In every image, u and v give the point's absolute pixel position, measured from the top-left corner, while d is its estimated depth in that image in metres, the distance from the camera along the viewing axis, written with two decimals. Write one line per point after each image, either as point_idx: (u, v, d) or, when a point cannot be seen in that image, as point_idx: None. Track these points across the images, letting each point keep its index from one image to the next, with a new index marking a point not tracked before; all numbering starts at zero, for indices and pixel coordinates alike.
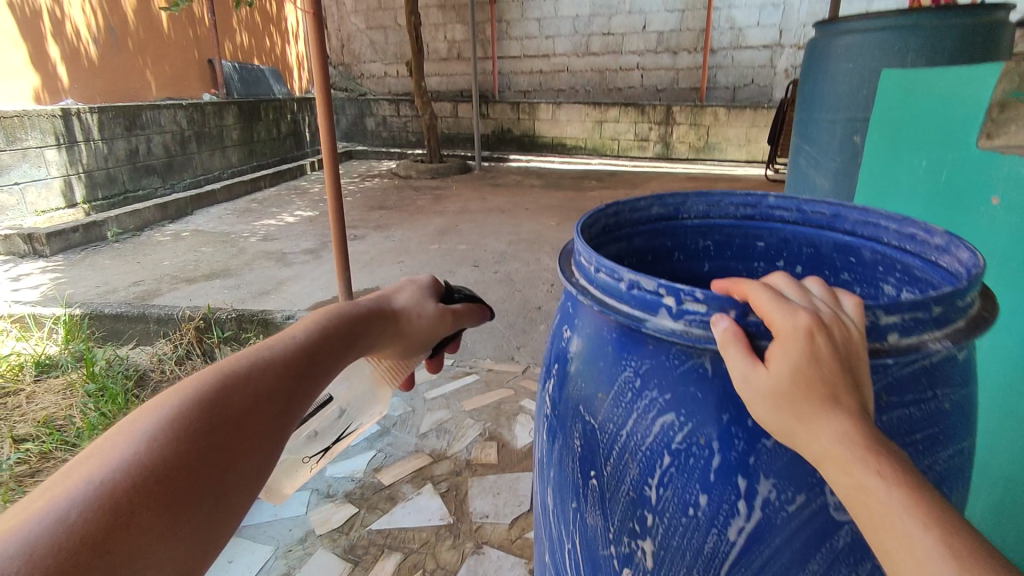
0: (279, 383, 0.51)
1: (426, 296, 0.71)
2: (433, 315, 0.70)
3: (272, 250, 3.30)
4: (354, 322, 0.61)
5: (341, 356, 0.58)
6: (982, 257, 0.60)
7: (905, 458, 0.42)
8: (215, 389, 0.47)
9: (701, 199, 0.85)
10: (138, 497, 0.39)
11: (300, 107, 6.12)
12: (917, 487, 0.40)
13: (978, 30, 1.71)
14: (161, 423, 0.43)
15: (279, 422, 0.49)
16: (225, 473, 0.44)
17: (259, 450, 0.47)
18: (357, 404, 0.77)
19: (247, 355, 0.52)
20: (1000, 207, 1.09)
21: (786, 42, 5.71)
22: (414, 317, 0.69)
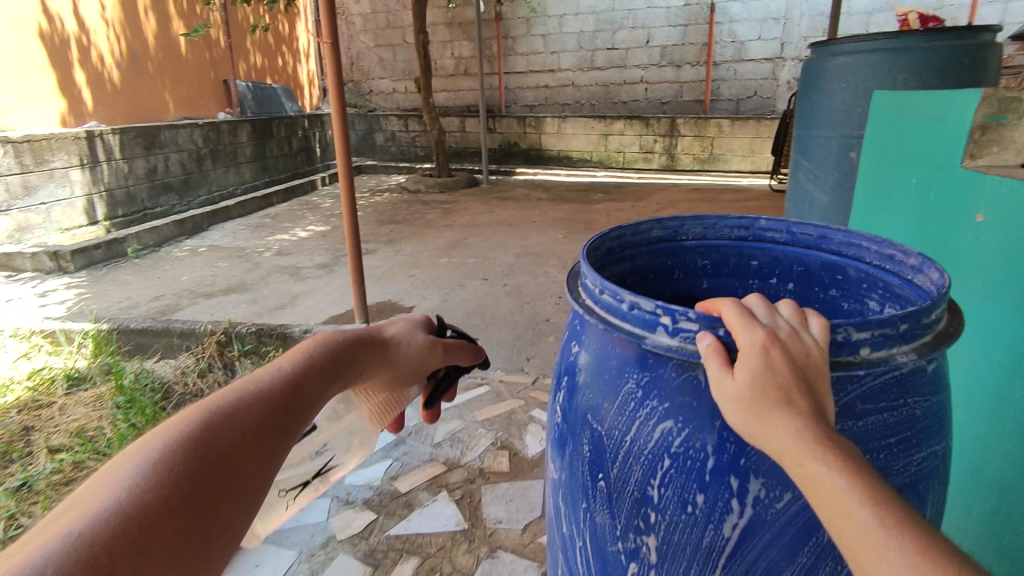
0: (281, 402, 0.55)
1: (416, 330, 0.77)
2: (422, 346, 0.76)
3: (287, 265, 3.39)
4: (347, 348, 0.66)
5: (335, 379, 0.62)
6: (948, 277, 0.67)
7: (849, 448, 0.48)
8: (225, 409, 0.51)
9: (698, 222, 0.92)
10: (161, 504, 0.42)
11: (311, 124, 6.26)
12: (857, 472, 0.46)
13: (966, 52, 1.79)
14: (178, 440, 0.47)
15: (282, 436, 0.53)
16: (238, 484, 0.47)
17: (266, 461, 0.51)
18: (341, 439, 0.80)
19: (250, 381, 0.55)
20: (984, 224, 1.15)
21: (788, 55, 5.79)
22: (405, 348, 0.74)
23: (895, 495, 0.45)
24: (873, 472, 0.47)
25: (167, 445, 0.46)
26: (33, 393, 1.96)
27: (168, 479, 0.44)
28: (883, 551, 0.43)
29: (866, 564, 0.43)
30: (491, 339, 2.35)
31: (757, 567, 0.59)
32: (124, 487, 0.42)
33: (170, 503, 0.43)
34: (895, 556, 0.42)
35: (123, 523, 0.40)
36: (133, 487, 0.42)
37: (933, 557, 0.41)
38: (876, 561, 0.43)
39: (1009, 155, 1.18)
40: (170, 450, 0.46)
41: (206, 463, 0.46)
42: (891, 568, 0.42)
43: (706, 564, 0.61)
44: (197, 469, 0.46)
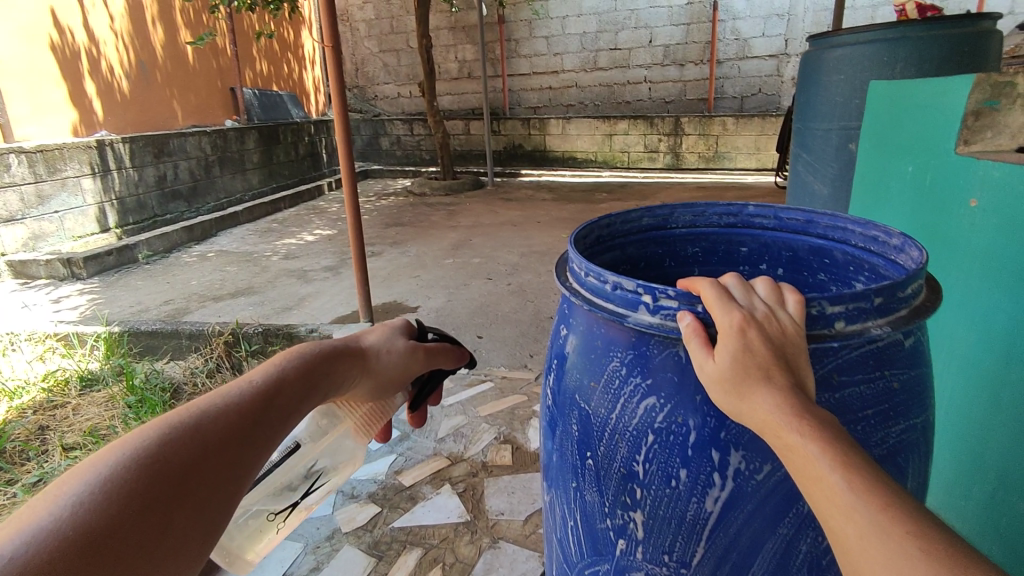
0: (248, 419, 0.51)
1: (397, 335, 0.73)
2: (404, 354, 0.72)
3: (294, 268, 3.43)
4: (326, 359, 0.62)
5: (310, 395, 0.58)
6: (927, 254, 0.68)
7: (824, 416, 0.49)
8: (185, 423, 0.47)
9: (687, 210, 0.94)
10: (103, 530, 0.39)
11: (316, 129, 6.35)
12: (831, 439, 0.47)
13: (966, 40, 1.79)
14: (130, 457, 0.43)
15: (248, 457, 0.49)
16: (197, 507, 0.44)
17: (226, 485, 0.46)
18: (326, 457, 0.77)
19: (217, 395, 0.52)
20: (979, 209, 1.16)
21: (792, 51, 5.77)
22: (386, 356, 0.71)
23: (862, 455, 0.46)
24: (845, 435, 0.48)
25: (120, 463, 0.43)
26: (47, 394, 2.01)
27: (116, 504, 0.40)
28: (851, 510, 0.44)
29: (834, 523, 0.45)
30: (494, 337, 2.37)
31: (739, 539, 0.61)
32: (67, 510, 0.39)
33: (116, 531, 0.39)
34: (862, 516, 0.43)
35: (59, 552, 0.37)
36: (73, 512, 0.39)
37: (894, 512, 0.42)
38: (842, 519, 0.44)
39: (1002, 140, 1.19)
40: (120, 470, 0.42)
41: (158, 483, 0.43)
42: (856, 526, 0.43)
43: (690, 538, 0.62)
44: (149, 489, 0.42)
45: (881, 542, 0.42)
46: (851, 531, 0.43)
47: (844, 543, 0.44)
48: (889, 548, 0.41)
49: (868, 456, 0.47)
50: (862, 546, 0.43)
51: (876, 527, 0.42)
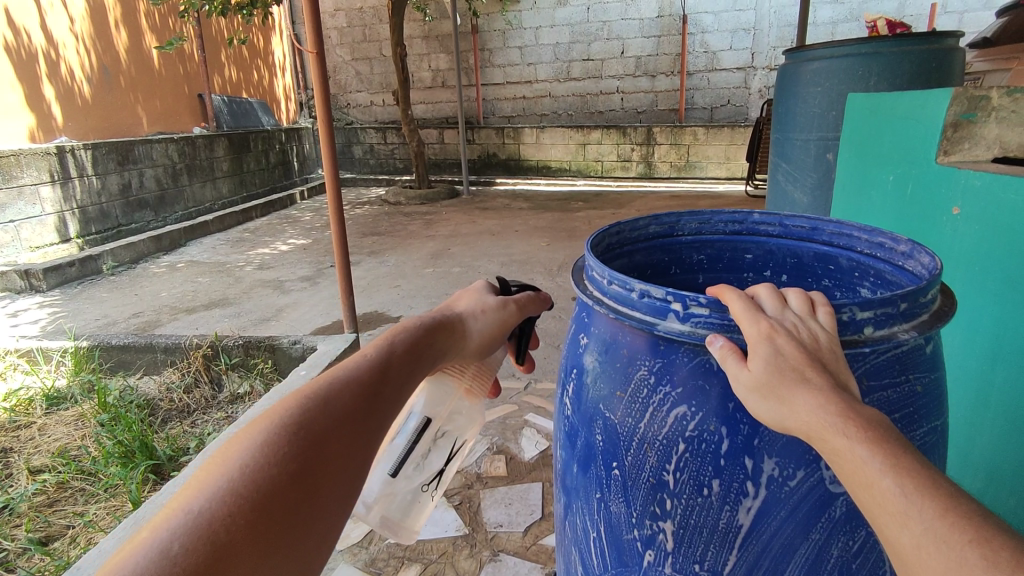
0: (370, 389, 0.55)
1: (485, 296, 0.73)
2: (498, 313, 0.72)
3: (269, 278, 3.35)
4: (432, 328, 0.65)
5: (422, 362, 0.62)
6: (940, 260, 0.69)
7: (869, 417, 0.50)
8: (319, 393, 0.53)
9: (693, 217, 0.95)
10: (266, 492, 0.45)
11: (287, 137, 6.26)
12: (880, 443, 0.48)
13: (934, 56, 1.87)
14: (276, 428, 0.49)
15: (373, 423, 0.54)
16: (337, 471, 0.49)
17: (359, 449, 0.52)
18: (455, 423, 0.79)
19: (341, 366, 0.57)
20: (960, 216, 1.20)
21: (758, 64, 5.93)
22: (481, 318, 0.71)
23: (918, 458, 0.47)
24: (897, 437, 0.49)
25: (270, 430, 0.49)
26: (9, 414, 1.92)
27: (271, 466, 0.46)
28: (906, 516, 0.45)
29: (889, 532, 0.46)
30: None
31: (771, 547, 0.61)
32: (233, 471, 0.45)
33: (275, 492, 0.45)
34: (918, 521, 0.44)
35: (237, 509, 0.43)
36: (240, 474, 0.45)
37: (951, 519, 0.43)
38: (897, 526, 0.45)
39: (980, 152, 1.25)
40: (271, 439, 0.48)
41: (303, 449, 0.48)
42: (911, 534, 0.44)
43: (723, 546, 0.62)
44: (297, 455, 0.48)
45: (941, 551, 0.42)
46: (906, 538, 0.44)
47: (900, 551, 0.45)
48: (949, 557, 0.42)
49: (922, 458, 0.47)
50: (920, 554, 0.44)
51: (934, 536, 0.43)
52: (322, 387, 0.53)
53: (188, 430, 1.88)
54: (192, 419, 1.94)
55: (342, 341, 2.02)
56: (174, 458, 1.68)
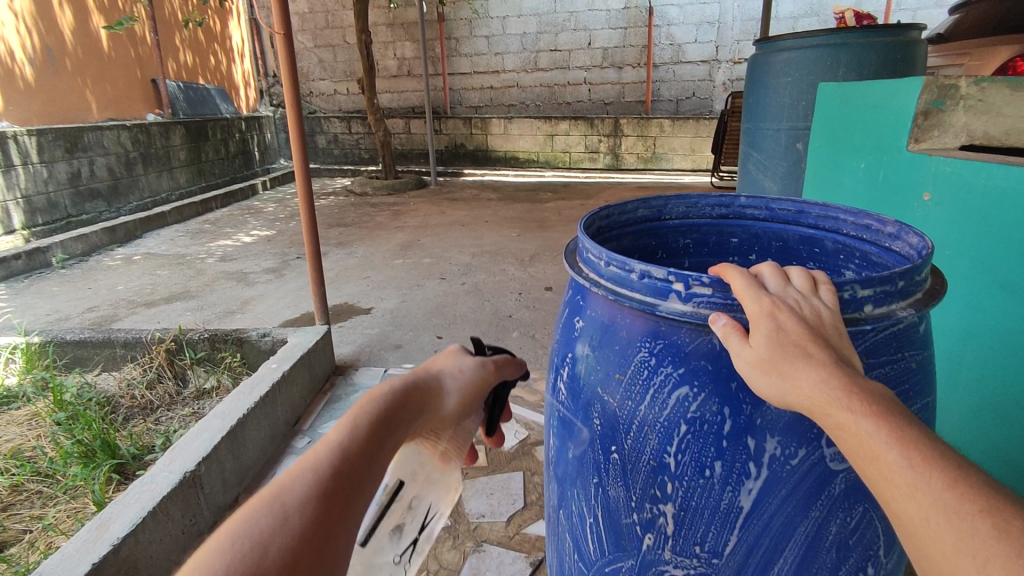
0: (335, 481, 0.48)
1: (460, 356, 0.68)
2: (476, 371, 0.67)
3: (232, 270, 3.24)
4: (404, 397, 0.58)
5: (392, 438, 0.54)
6: (930, 241, 0.70)
7: (874, 391, 0.49)
8: (273, 497, 0.45)
9: (680, 201, 0.94)
10: None
11: (247, 126, 6.07)
12: (884, 415, 0.47)
13: (899, 48, 1.91)
14: (222, 548, 0.41)
15: (339, 520, 0.46)
16: None
17: (325, 557, 0.44)
18: (431, 490, 0.66)
19: (301, 458, 0.49)
20: (932, 202, 1.23)
21: (722, 57, 6.00)
22: (458, 380, 0.65)
23: (923, 430, 0.46)
24: (902, 411, 0.48)
25: (214, 554, 0.41)
26: None
27: None
28: (914, 488, 0.44)
29: (895, 504, 0.45)
30: (455, 337, 2.33)
31: (772, 526, 0.61)
32: None
33: None
34: (926, 493, 0.43)
35: None
36: None
37: (961, 489, 0.42)
38: (905, 499, 0.44)
39: (948, 139, 1.28)
40: (210, 570, 0.40)
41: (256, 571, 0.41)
42: (920, 506, 0.43)
43: (724, 527, 0.62)
44: None
45: (951, 521, 0.42)
46: (914, 511, 0.44)
47: (907, 523, 0.44)
48: (959, 528, 0.41)
49: (926, 430, 0.47)
50: (928, 525, 0.43)
51: (944, 506, 0.42)
52: (275, 489, 0.46)
53: (151, 428, 1.80)
54: (155, 416, 1.87)
55: (314, 334, 1.95)
56: (138, 457, 1.61)
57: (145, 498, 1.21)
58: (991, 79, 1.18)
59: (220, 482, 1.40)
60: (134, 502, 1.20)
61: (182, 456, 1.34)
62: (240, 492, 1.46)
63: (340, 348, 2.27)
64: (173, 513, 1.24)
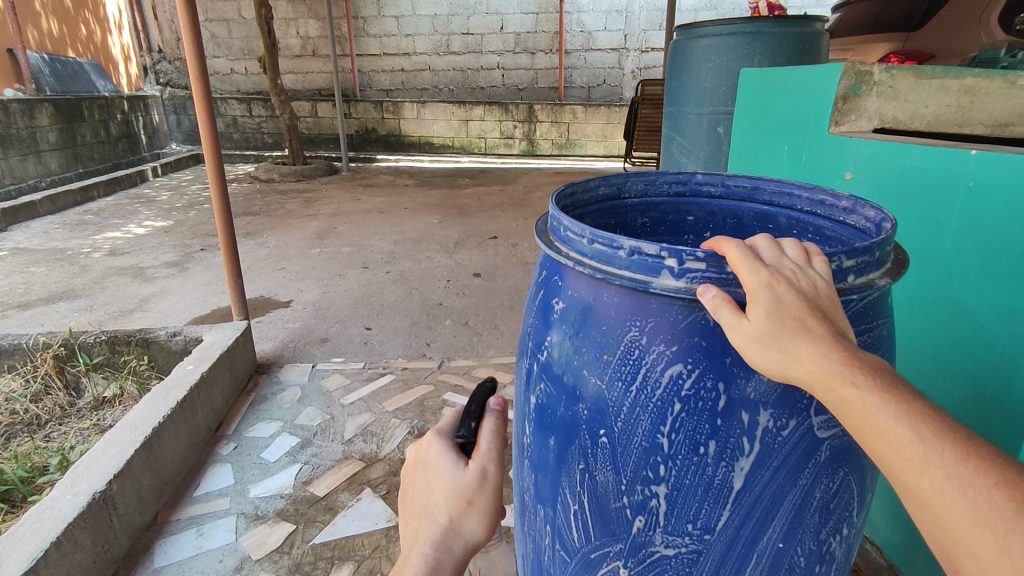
0: None
1: (457, 481, 0.68)
2: (483, 491, 0.68)
3: (126, 265, 2.91)
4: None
5: None
6: (888, 213, 0.72)
7: (873, 363, 0.50)
8: None
9: (640, 178, 0.92)
10: None
11: (130, 106, 5.50)
12: (889, 389, 0.47)
13: (806, 38, 2.04)
14: None
15: None
16: None
17: None
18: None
19: None
20: (853, 180, 1.28)
21: (630, 46, 6.16)
22: (474, 513, 0.68)
23: (929, 404, 0.46)
24: (905, 384, 0.48)
25: None
26: None
27: None
28: (927, 463, 0.44)
29: (905, 478, 0.45)
30: (385, 328, 2.23)
31: (763, 497, 0.62)
32: None
33: None
34: (940, 467, 0.43)
35: None
36: None
37: (975, 462, 0.43)
38: (916, 473, 0.45)
39: (864, 123, 1.34)
40: None
41: None
42: (932, 480, 0.44)
43: (716, 503, 0.62)
44: None
45: (965, 494, 0.42)
46: (927, 485, 0.44)
47: (918, 497, 0.45)
48: (976, 501, 0.42)
49: (930, 403, 0.47)
50: (942, 501, 0.43)
51: (957, 480, 0.43)
52: None
53: (41, 446, 1.59)
54: (45, 433, 1.66)
55: (232, 331, 1.79)
56: (28, 480, 1.41)
57: (45, 527, 1.05)
58: (900, 67, 1.27)
59: (136, 501, 1.25)
60: (32, 533, 1.03)
61: (87, 475, 1.18)
62: (158, 510, 1.31)
63: (260, 344, 2.11)
64: (81, 541, 1.09)
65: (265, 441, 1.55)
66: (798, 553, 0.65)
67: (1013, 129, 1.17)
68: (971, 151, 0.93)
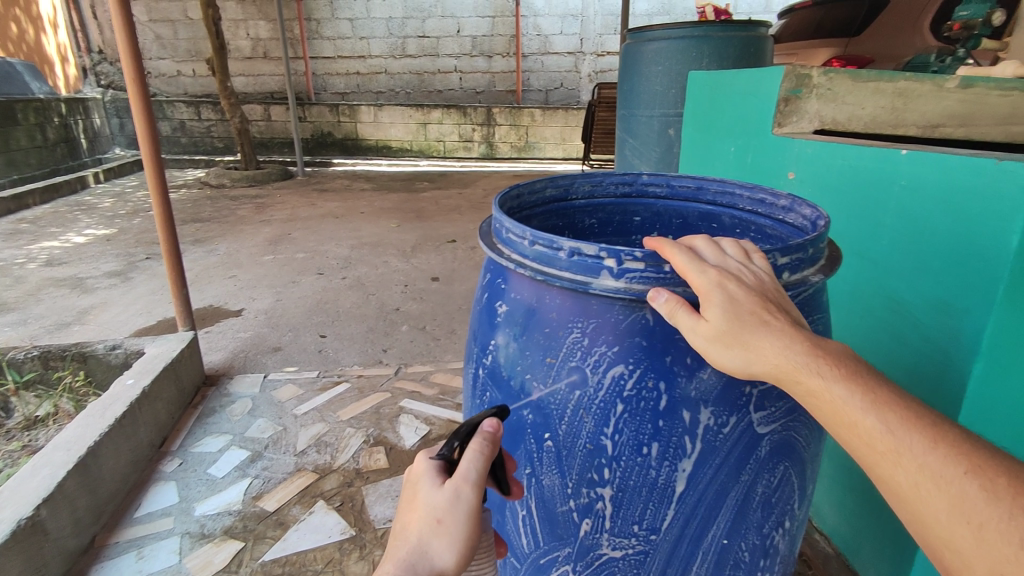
0: None
1: (428, 499, 0.54)
2: (457, 512, 0.53)
3: (63, 276, 2.78)
4: None
5: None
6: (823, 211, 0.74)
7: (835, 351, 0.50)
8: None
9: (586, 180, 0.92)
10: None
11: (68, 109, 5.26)
12: (853, 378, 0.48)
13: (752, 43, 2.10)
14: None
15: None
16: None
17: None
18: None
19: None
20: (796, 180, 1.31)
21: (587, 50, 6.22)
22: (443, 535, 0.53)
23: (893, 390, 0.47)
24: (873, 372, 0.49)
25: None
26: None
27: None
28: (900, 454, 0.44)
29: (881, 471, 0.45)
30: (340, 335, 2.18)
31: (706, 494, 0.62)
32: None
33: None
34: (913, 458, 0.44)
35: None
36: None
37: (944, 449, 0.43)
38: (890, 465, 0.45)
39: (804, 125, 1.37)
40: None
41: None
42: (907, 472, 0.44)
43: (661, 502, 0.62)
44: None
45: (938, 484, 0.42)
46: (902, 477, 0.44)
47: (894, 489, 0.45)
48: (950, 492, 0.42)
49: (895, 388, 0.48)
50: (918, 493, 0.43)
51: (928, 470, 0.43)
52: None
53: None
54: None
55: (177, 342, 1.72)
56: None
57: None
58: (838, 71, 1.30)
59: (70, 524, 1.18)
60: None
61: (14, 500, 1.10)
62: (96, 532, 1.25)
63: (209, 355, 2.04)
64: (8, 571, 1.03)
65: (213, 456, 1.49)
66: (742, 548, 0.66)
67: (942, 129, 1.23)
68: (901, 150, 0.97)
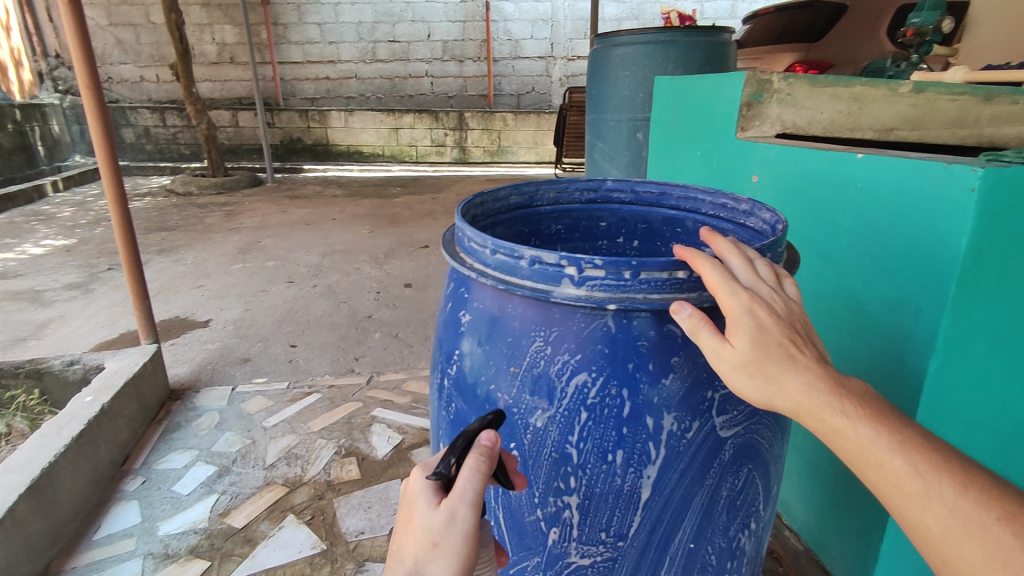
0: None
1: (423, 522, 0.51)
2: (454, 534, 0.51)
3: (19, 289, 2.68)
4: None
5: None
6: (781, 216, 0.75)
7: (856, 389, 0.50)
8: None
9: (551, 187, 0.93)
10: None
11: (24, 115, 5.09)
12: (878, 419, 0.48)
13: (716, 48, 2.14)
14: None
15: None
16: None
17: None
18: None
19: None
20: (759, 183, 1.33)
21: (557, 54, 6.26)
22: (440, 558, 0.50)
23: (919, 432, 0.47)
24: (894, 411, 0.49)
25: None
26: None
27: None
28: (930, 497, 0.44)
29: (909, 514, 0.45)
30: (311, 344, 2.15)
31: (672, 499, 0.63)
32: None
33: None
34: (944, 503, 0.44)
35: None
36: None
37: (975, 496, 0.43)
38: (920, 509, 0.45)
39: (767, 129, 1.40)
40: None
41: None
42: (938, 517, 0.44)
43: (628, 509, 0.62)
44: None
45: (971, 532, 0.43)
46: (933, 522, 0.44)
47: (923, 532, 0.45)
48: (983, 539, 0.42)
49: (923, 431, 0.48)
50: (951, 539, 0.43)
51: (959, 516, 0.43)
52: None
53: None
54: None
55: (140, 356, 1.67)
56: None
57: None
58: (797, 76, 1.35)
59: (21, 550, 1.13)
60: None
61: None
62: (52, 557, 1.21)
63: (174, 368, 1.98)
64: None
65: (178, 473, 1.45)
66: (709, 552, 0.66)
67: (897, 133, 1.25)
68: (857, 154, 0.99)
